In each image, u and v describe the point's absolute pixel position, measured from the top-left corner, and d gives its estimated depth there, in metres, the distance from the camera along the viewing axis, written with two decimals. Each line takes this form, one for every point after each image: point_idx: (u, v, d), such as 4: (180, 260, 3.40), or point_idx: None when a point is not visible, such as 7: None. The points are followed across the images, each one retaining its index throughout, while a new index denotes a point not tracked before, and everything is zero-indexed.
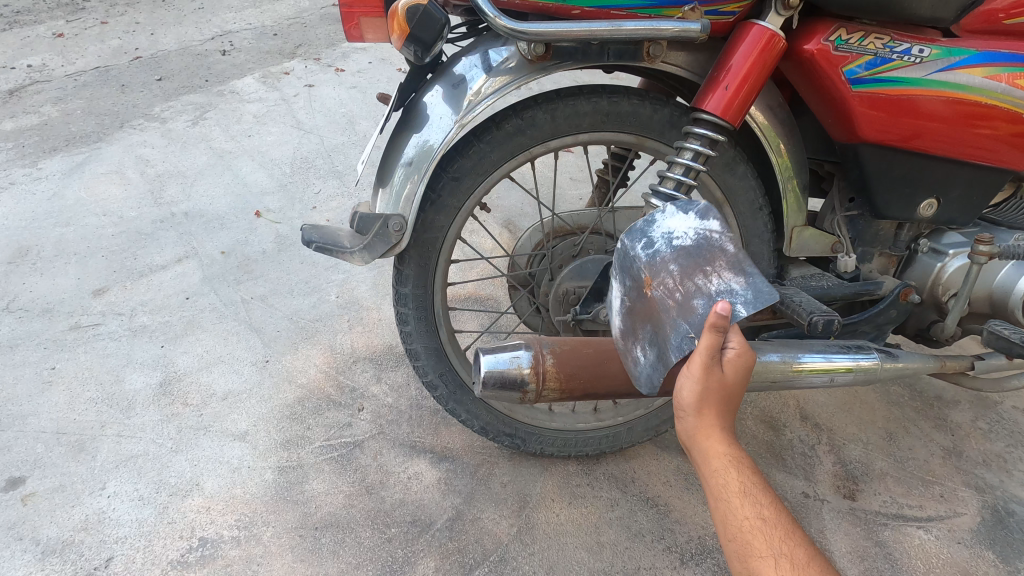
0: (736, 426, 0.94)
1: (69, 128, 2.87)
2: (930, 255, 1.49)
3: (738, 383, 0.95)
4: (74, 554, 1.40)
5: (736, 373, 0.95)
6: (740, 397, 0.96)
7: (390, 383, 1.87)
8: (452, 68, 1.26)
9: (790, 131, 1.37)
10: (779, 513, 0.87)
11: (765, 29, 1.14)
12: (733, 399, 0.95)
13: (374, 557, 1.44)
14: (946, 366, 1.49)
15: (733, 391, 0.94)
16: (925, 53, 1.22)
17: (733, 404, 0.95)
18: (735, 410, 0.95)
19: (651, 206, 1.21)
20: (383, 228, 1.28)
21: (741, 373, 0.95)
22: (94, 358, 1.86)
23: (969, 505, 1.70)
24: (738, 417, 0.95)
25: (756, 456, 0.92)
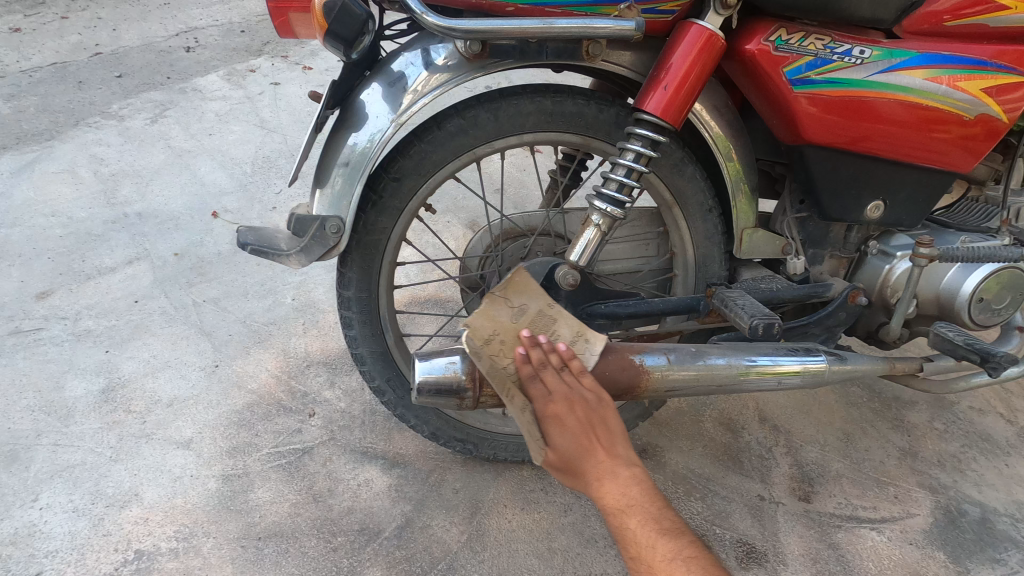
0: (596, 462, 1.01)
1: (21, 125, 2.78)
2: (879, 257, 1.48)
3: (569, 445, 1.02)
4: (0, 570, 1.34)
5: (560, 440, 1.02)
6: (589, 438, 1.02)
7: (344, 388, 1.83)
8: (389, 65, 1.23)
9: (737, 131, 1.36)
10: (643, 532, 0.93)
11: (703, 28, 1.12)
12: (580, 446, 1.02)
13: (317, 567, 1.40)
14: (895, 368, 1.49)
15: (573, 452, 1.02)
16: (866, 54, 1.21)
17: (583, 453, 1.02)
18: (589, 451, 1.02)
19: (594, 208, 1.20)
20: (321, 229, 1.24)
21: (569, 434, 1.02)
22: (34, 364, 1.79)
23: (922, 506, 1.70)
24: (599, 453, 1.02)
25: (619, 482, 0.99)
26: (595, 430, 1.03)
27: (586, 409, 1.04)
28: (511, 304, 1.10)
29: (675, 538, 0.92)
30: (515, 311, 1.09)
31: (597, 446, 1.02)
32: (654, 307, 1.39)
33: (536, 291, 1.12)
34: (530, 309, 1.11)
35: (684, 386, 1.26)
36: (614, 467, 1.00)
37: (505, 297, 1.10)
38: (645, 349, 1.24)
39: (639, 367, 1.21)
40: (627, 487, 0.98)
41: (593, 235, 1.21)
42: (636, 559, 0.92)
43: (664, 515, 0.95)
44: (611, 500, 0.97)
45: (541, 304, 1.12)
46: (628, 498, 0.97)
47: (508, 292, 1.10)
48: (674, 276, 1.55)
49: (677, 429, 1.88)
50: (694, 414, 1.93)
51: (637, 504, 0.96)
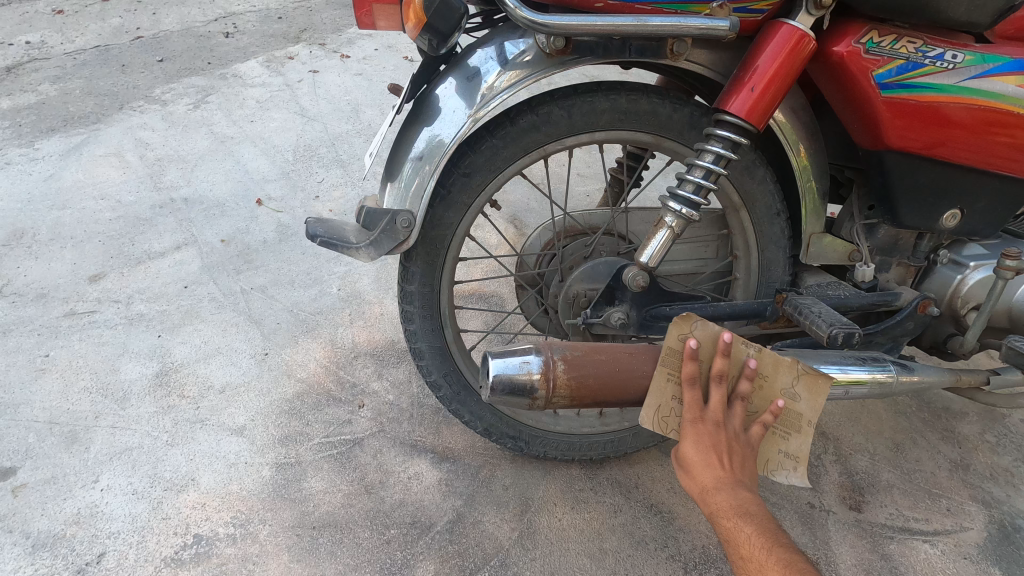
0: (716, 478, 1.01)
1: (68, 108, 2.80)
2: (950, 267, 1.45)
3: (695, 448, 1.05)
4: (65, 549, 1.37)
5: (693, 444, 1.05)
6: (723, 455, 1.03)
7: (392, 380, 1.84)
8: (466, 59, 1.22)
9: (812, 134, 1.33)
10: (757, 538, 0.94)
11: (795, 29, 1.10)
12: (710, 460, 1.03)
13: (372, 558, 1.41)
14: (961, 381, 1.47)
15: (699, 458, 1.04)
16: (958, 59, 1.18)
17: (710, 462, 1.03)
18: (715, 463, 1.03)
19: (668, 210, 1.17)
20: (391, 224, 1.24)
21: (698, 443, 1.05)
22: (89, 346, 1.81)
23: (976, 520, 1.67)
24: (722, 470, 1.02)
25: (733, 497, 0.99)
26: (728, 454, 1.04)
27: (728, 432, 1.06)
28: (795, 381, 1.09)
29: (790, 549, 0.91)
30: (789, 389, 1.10)
31: (721, 461, 1.03)
32: (719, 310, 1.37)
33: (815, 402, 1.09)
34: (800, 403, 1.09)
35: None
36: (734, 484, 1.01)
37: (799, 373, 1.08)
38: None
39: None
40: (745, 501, 0.99)
41: (666, 236, 1.18)
42: (746, 560, 0.94)
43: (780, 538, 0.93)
44: (722, 503, 1.00)
45: (809, 409, 1.09)
46: (740, 508, 0.98)
47: (801, 379, 1.09)
48: (734, 279, 1.53)
49: None
50: None
51: (750, 517, 0.96)
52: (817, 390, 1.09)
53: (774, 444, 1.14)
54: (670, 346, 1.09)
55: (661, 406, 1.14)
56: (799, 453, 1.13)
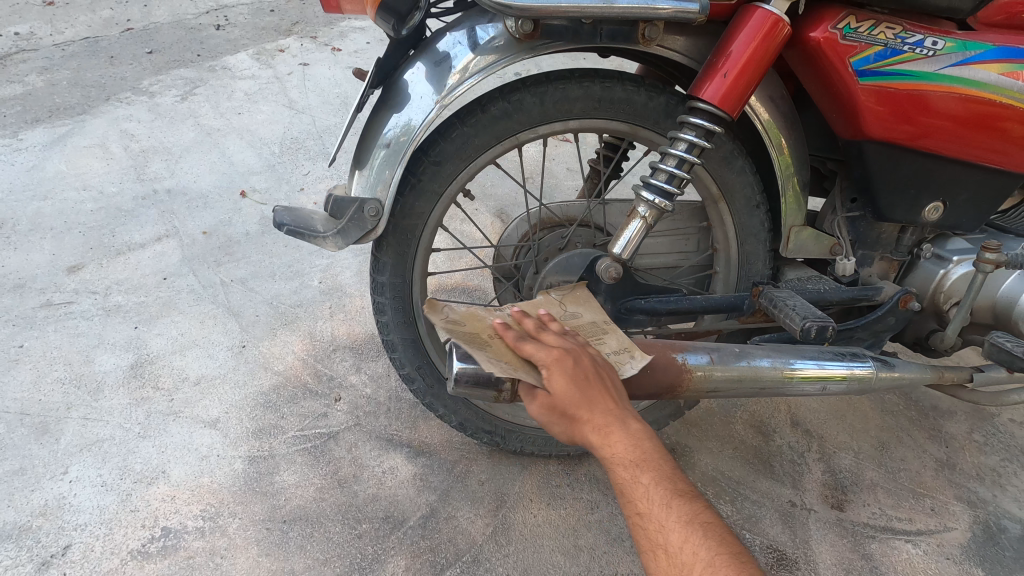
0: (603, 410, 0.93)
1: (54, 99, 2.79)
2: (933, 261, 1.42)
3: (570, 385, 0.94)
4: (30, 540, 1.35)
5: (560, 378, 0.94)
6: (592, 382, 0.95)
7: (370, 373, 1.82)
8: (435, 45, 1.19)
9: (792, 124, 1.30)
10: (655, 490, 0.86)
11: (769, 13, 1.07)
12: (584, 393, 0.94)
13: (342, 553, 1.39)
14: (944, 377, 1.44)
15: (578, 398, 0.93)
16: (939, 45, 1.15)
17: (587, 398, 0.94)
18: (597, 398, 0.94)
19: (640, 200, 1.15)
20: (358, 213, 1.21)
21: (568, 377, 0.95)
22: (65, 337, 1.80)
23: (960, 520, 1.64)
24: (597, 404, 0.94)
25: (629, 435, 0.91)
26: (592, 381, 0.96)
27: (594, 361, 0.98)
28: (566, 307, 1.18)
29: (688, 501, 0.85)
30: (566, 313, 1.17)
31: (601, 394, 0.95)
32: (696, 304, 1.35)
33: (592, 305, 1.21)
34: (584, 317, 1.17)
35: (727, 387, 1.23)
36: (622, 417, 0.93)
37: (560, 301, 1.19)
38: (688, 348, 1.20)
39: (682, 365, 1.18)
40: (638, 437, 0.91)
41: (638, 226, 1.16)
42: (643, 516, 0.85)
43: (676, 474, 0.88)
44: (621, 453, 0.90)
45: (597, 317, 1.17)
46: (639, 452, 0.89)
47: (565, 301, 1.20)
48: (714, 273, 1.50)
49: (707, 429, 1.84)
50: (724, 415, 1.89)
51: (649, 459, 0.89)
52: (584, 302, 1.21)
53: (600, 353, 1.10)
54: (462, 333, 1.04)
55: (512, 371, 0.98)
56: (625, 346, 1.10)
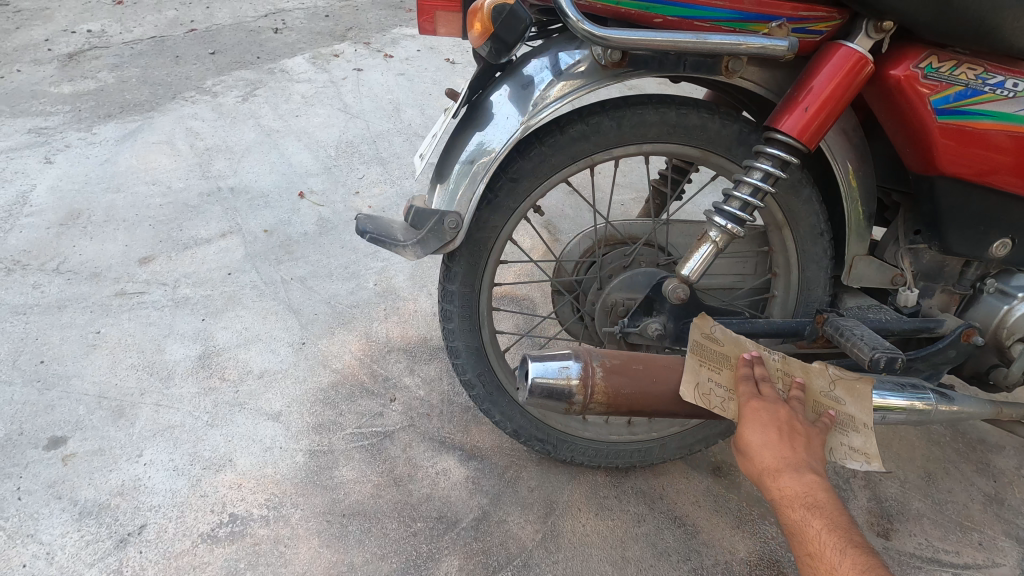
0: (776, 455, 1.02)
1: (124, 95, 2.92)
2: (996, 296, 1.43)
3: (761, 436, 1.04)
4: (109, 518, 1.43)
5: (755, 429, 1.04)
6: (787, 436, 1.04)
7: (423, 376, 1.87)
8: (522, 68, 1.24)
9: (862, 156, 1.32)
10: (828, 537, 0.93)
11: (853, 51, 1.10)
12: (773, 439, 1.03)
13: (398, 550, 1.44)
14: (1002, 413, 1.45)
15: (769, 441, 1.03)
16: (1019, 87, 1.16)
17: (776, 445, 1.03)
18: (777, 445, 1.03)
19: (713, 224, 1.18)
20: (439, 224, 1.27)
21: (763, 426, 1.04)
22: (137, 326, 1.89)
23: (1009, 556, 1.63)
24: (791, 451, 1.03)
25: (800, 481, 1.00)
26: (791, 432, 1.04)
27: (789, 411, 1.07)
28: (829, 381, 1.15)
29: (863, 551, 0.90)
30: (835, 394, 1.15)
31: (790, 445, 1.03)
32: (757, 327, 1.37)
33: (862, 403, 1.15)
34: (846, 404, 1.14)
35: None
36: (798, 466, 1.01)
37: (836, 382, 1.14)
38: None
39: None
40: (811, 487, 0.99)
41: (709, 250, 1.19)
42: (815, 557, 0.93)
43: (849, 528, 0.93)
44: (794, 496, 0.99)
45: (859, 414, 1.14)
46: (811, 497, 0.98)
47: (837, 383, 1.15)
48: (772, 296, 1.53)
49: None
50: None
51: (819, 507, 0.96)
52: (860, 393, 1.15)
53: (801, 399, 1.16)
54: (605, 352, 1.15)
55: (647, 387, 1.14)
56: (867, 450, 1.12)
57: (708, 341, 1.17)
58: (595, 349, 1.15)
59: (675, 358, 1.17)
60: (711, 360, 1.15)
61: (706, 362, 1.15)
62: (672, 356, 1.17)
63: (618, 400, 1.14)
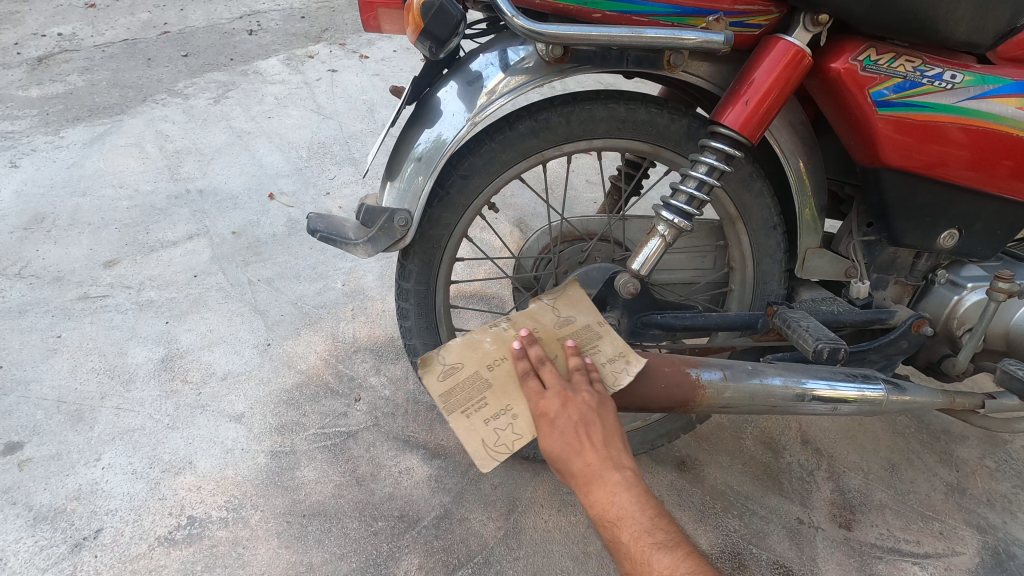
0: (583, 463, 1.01)
1: (93, 98, 2.90)
2: (947, 287, 1.45)
3: (556, 443, 1.03)
4: (64, 523, 1.42)
5: (551, 439, 1.03)
6: (582, 436, 1.02)
7: (389, 375, 1.87)
8: (468, 64, 1.25)
9: (810, 148, 1.33)
10: (636, 544, 0.94)
11: (791, 44, 1.11)
12: (571, 447, 1.02)
13: (358, 549, 1.44)
14: (955, 403, 1.46)
15: (567, 450, 1.02)
16: (957, 79, 1.18)
17: (572, 452, 1.01)
18: (579, 450, 1.01)
19: (661, 218, 1.19)
20: (389, 222, 1.27)
21: (559, 435, 1.03)
22: (100, 329, 1.88)
23: (968, 544, 1.65)
24: (591, 453, 1.01)
25: (608, 489, 0.98)
26: (588, 430, 1.03)
27: (581, 408, 1.05)
28: (558, 312, 1.18)
29: (671, 551, 0.92)
30: (561, 320, 1.18)
31: (591, 442, 1.02)
32: (711, 321, 1.38)
33: (587, 307, 1.20)
34: (576, 321, 1.18)
35: (739, 404, 1.26)
36: (602, 471, 0.99)
37: (553, 307, 1.19)
38: (703, 363, 1.25)
39: (696, 381, 1.22)
40: (615, 490, 0.98)
41: (657, 244, 1.20)
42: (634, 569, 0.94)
43: (656, 525, 0.95)
44: (606, 507, 0.97)
45: (590, 318, 1.19)
46: (618, 508, 0.97)
47: (558, 305, 1.19)
48: (729, 290, 1.54)
49: (717, 443, 1.87)
50: (735, 430, 1.91)
51: (627, 513, 0.96)
52: (574, 301, 1.20)
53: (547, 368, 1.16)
54: (440, 393, 1.10)
55: (486, 437, 1.08)
56: (622, 351, 1.17)
57: (468, 348, 1.13)
58: (434, 373, 1.10)
59: (478, 381, 1.11)
60: (461, 398, 1.10)
61: (463, 408, 1.09)
62: (474, 378, 1.11)
63: (500, 453, 1.08)
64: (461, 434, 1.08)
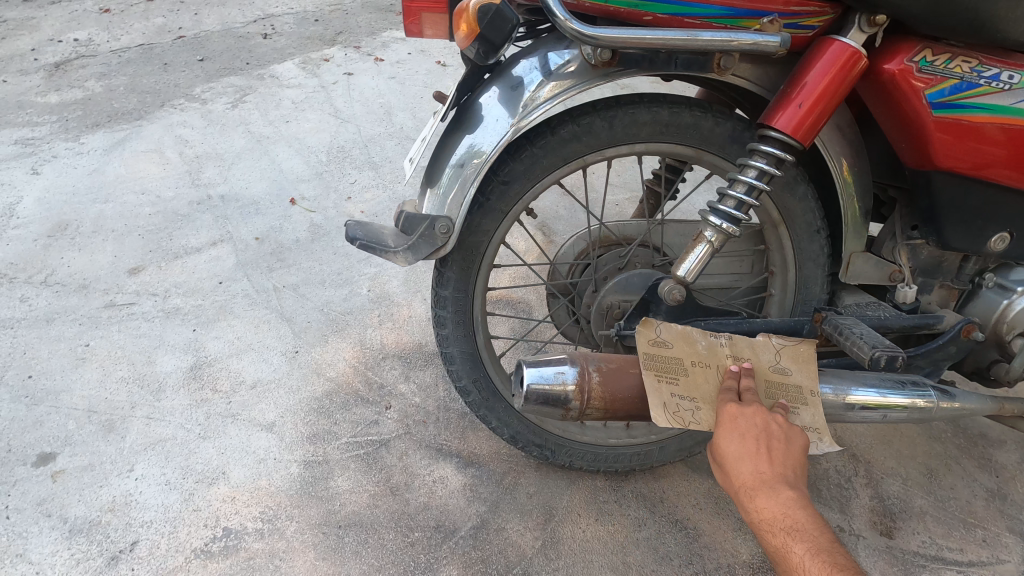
0: (752, 472, 1.00)
1: (112, 104, 2.89)
2: (995, 291, 1.42)
3: (739, 449, 1.02)
4: (100, 535, 1.41)
5: (732, 441, 1.03)
6: (765, 448, 1.02)
7: (418, 382, 1.85)
8: (511, 69, 1.23)
9: (857, 151, 1.31)
10: (809, 560, 0.90)
11: (846, 46, 1.08)
12: (755, 458, 1.01)
13: (396, 560, 1.42)
14: (1004, 409, 1.43)
15: (746, 454, 1.02)
16: (1015, 79, 1.15)
17: (751, 458, 1.01)
18: (763, 463, 1.00)
19: (709, 224, 1.16)
20: (430, 229, 1.25)
21: (740, 438, 1.03)
22: (128, 337, 1.86)
23: (1013, 552, 1.62)
24: (765, 464, 1.01)
25: (780, 500, 0.97)
26: (770, 446, 1.02)
27: (768, 420, 1.05)
28: (659, 333, 1.13)
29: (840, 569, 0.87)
30: (776, 366, 1.17)
31: (771, 454, 1.01)
32: (755, 328, 1.34)
33: (696, 336, 1.15)
34: (696, 345, 1.14)
35: None
36: (774, 483, 0.99)
37: (662, 326, 1.15)
38: None
39: None
40: (788, 506, 0.95)
41: (705, 250, 1.17)
42: None
43: (831, 545, 0.90)
44: (768, 518, 0.96)
45: (711, 343, 1.15)
46: (790, 519, 0.94)
47: (666, 328, 1.14)
48: (769, 295, 1.51)
49: None
50: None
51: (801, 527, 0.93)
52: (684, 330, 1.15)
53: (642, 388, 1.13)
54: (553, 357, 1.14)
55: (668, 405, 1.10)
56: (747, 383, 1.14)
57: (598, 336, 1.16)
58: (559, 340, 1.15)
59: (683, 365, 1.13)
60: (658, 366, 1.12)
61: (660, 372, 1.12)
62: (682, 364, 1.13)
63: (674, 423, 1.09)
64: (643, 391, 1.11)
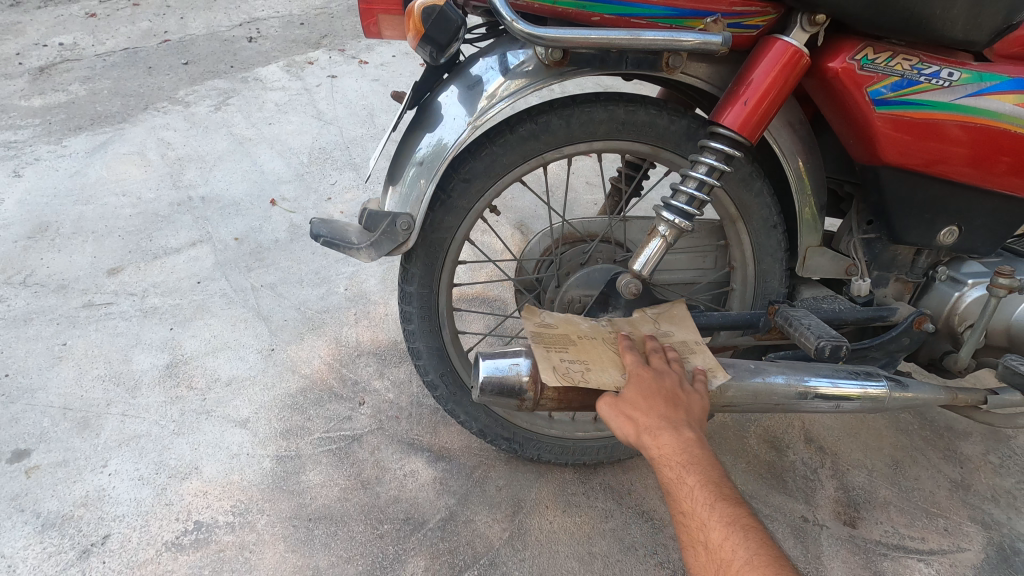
0: (652, 416, 1.04)
1: (95, 107, 2.92)
2: (948, 283, 1.46)
3: (642, 392, 1.07)
4: (72, 529, 1.43)
5: (633, 387, 1.08)
6: (671, 400, 1.07)
7: (392, 379, 1.87)
8: (468, 69, 1.26)
9: (810, 148, 1.34)
10: (699, 492, 0.93)
11: (788, 44, 1.12)
12: (653, 402, 1.05)
13: (364, 552, 1.45)
14: (958, 399, 1.46)
15: (645, 399, 1.06)
16: (955, 76, 1.19)
17: (654, 403, 1.05)
18: (660, 408, 1.05)
19: (661, 219, 1.19)
20: (391, 226, 1.28)
21: (649, 389, 1.07)
22: (105, 336, 1.89)
23: (973, 541, 1.65)
24: (661, 413, 1.04)
25: (678, 439, 1.00)
26: (674, 398, 1.07)
27: (677, 381, 1.10)
28: (657, 325, 1.28)
29: (733, 505, 0.91)
30: (658, 331, 1.27)
31: (667, 406, 1.06)
32: (713, 320, 1.38)
33: (686, 326, 1.29)
34: (675, 336, 1.26)
35: (741, 403, 1.27)
36: (678, 424, 1.03)
37: (655, 319, 1.29)
38: None
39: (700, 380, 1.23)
40: (689, 444, 0.99)
41: (658, 245, 1.20)
42: (687, 514, 0.92)
43: (723, 485, 0.94)
44: (668, 453, 0.99)
45: (688, 336, 1.25)
46: (689, 455, 0.98)
47: (659, 321, 1.29)
48: (730, 289, 1.54)
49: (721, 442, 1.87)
50: (738, 430, 1.92)
51: (693, 462, 0.97)
52: (679, 323, 1.29)
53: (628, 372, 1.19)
54: (532, 331, 1.19)
55: (561, 368, 1.12)
56: (709, 365, 1.21)
57: (568, 324, 1.24)
58: (534, 316, 1.22)
59: (581, 340, 1.19)
60: (551, 339, 1.18)
61: (550, 344, 1.16)
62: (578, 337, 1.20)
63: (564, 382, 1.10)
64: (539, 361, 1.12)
